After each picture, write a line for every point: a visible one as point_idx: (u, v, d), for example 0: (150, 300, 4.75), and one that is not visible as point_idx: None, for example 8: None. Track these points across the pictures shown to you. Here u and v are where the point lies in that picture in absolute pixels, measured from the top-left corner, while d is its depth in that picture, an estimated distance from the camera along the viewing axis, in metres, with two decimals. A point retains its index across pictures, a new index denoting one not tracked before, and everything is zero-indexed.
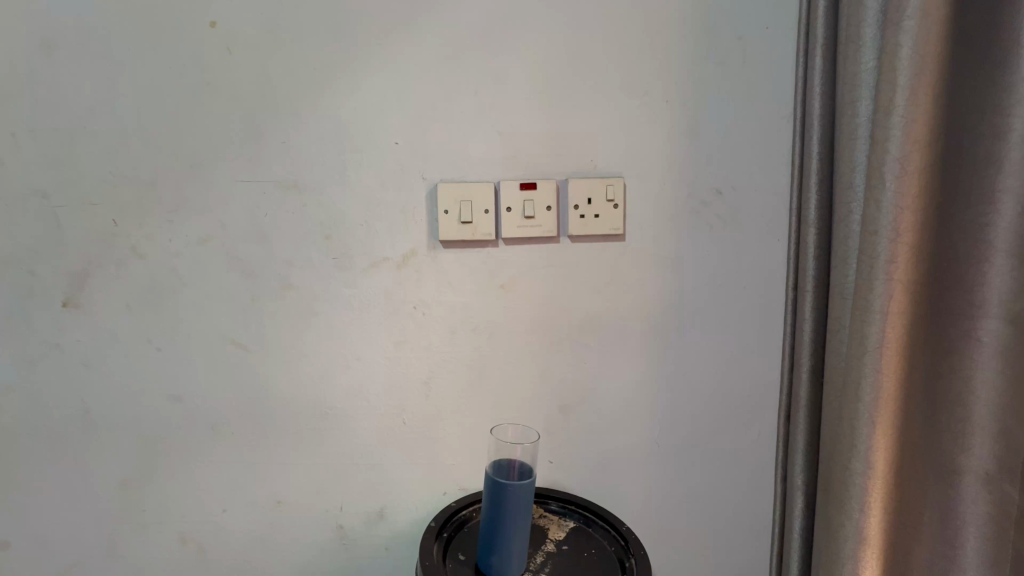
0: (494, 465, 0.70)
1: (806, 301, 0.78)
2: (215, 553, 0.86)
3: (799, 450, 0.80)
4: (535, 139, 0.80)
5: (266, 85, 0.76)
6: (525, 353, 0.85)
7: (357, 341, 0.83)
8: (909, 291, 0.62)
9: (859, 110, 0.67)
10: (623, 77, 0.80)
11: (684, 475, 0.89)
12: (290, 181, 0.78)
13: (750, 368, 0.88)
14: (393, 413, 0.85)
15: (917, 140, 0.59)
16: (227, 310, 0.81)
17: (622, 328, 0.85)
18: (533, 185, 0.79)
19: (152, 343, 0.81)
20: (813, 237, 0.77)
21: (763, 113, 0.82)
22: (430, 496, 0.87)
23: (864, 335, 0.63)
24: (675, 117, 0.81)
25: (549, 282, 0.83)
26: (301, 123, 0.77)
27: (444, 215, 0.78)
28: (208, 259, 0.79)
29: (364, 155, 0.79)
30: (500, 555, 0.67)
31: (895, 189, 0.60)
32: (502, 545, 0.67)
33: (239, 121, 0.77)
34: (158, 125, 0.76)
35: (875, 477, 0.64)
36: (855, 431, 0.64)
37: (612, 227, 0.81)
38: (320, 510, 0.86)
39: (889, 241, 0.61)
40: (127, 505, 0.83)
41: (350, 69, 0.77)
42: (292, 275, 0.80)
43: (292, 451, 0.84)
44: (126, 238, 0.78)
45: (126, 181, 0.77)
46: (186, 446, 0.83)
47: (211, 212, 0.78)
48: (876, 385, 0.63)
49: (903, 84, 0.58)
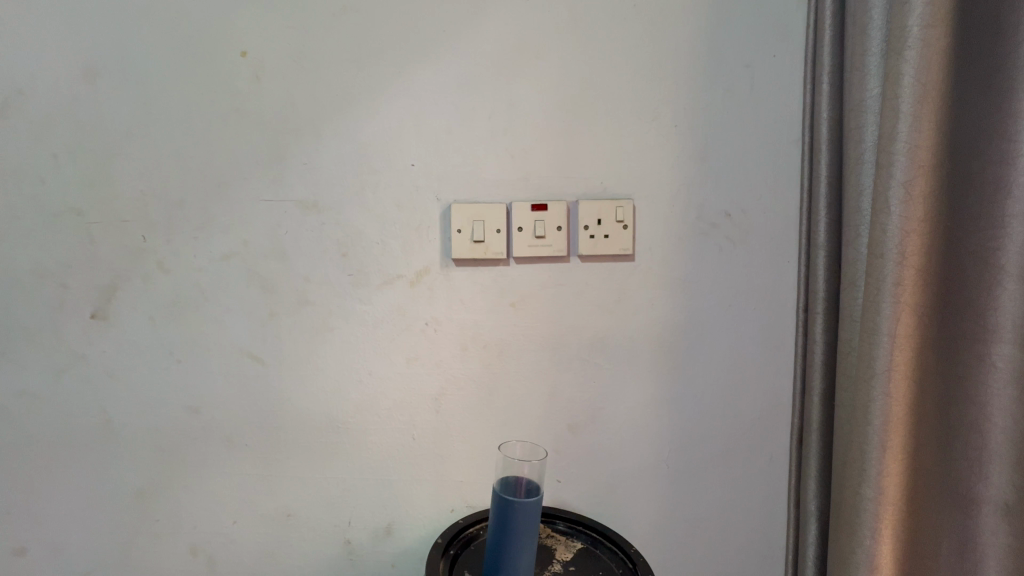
0: (501, 482, 0.70)
1: (817, 322, 0.78)
2: (224, 565, 0.87)
3: (811, 475, 0.79)
4: (547, 162, 0.82)
5: (291, 110, 0.80)
6: (534, 370, 0.85)
7: (370, 356, 0.84)
8: (917, 314, 0.60)
9: (864, 136, 0.67)
10: (633, 103, 0.82)
11: (694, 498, 0.88)
12: (310, 201, 0.82)
13: (761, 390, 0.87)
14: (404, 427, 0.86)
15: (921, 164, 0.57)
16: (247, 323, 0.83)
17: (631, 348, 0.85)
18: (544, 207, 0.81)
19: (173, 354, 0.83)
20: (823, 257, 0.77)
21: (771, 139, 0.83)
22: (437, 513, 0.88)
23: (871, 359, 0.61)
24: (683, 141, 0.83)
25: (559, 300, 0.84)
26: (322, 146, 0.81)
27: (458, 235, 0.81)
28: (231, 275, 0.82)
29: (380, 176, 0.82)
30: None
31: (901, 212, 0.58)
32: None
33: (264, 144, 0.81)
34: (188, 148, 0.80)
35: (887, 503, 0.61)
36: (864, 457, 0.62)
37: (622, 248, 0.82)
38: (329, 524, 0.87)
39: (895, 264, 0.59)
40: (143, 513, 0.85)
41: (371, 96, 0.81)
42: (309, 291, 0.83)
43: (304, 464, 0.86)
44: (153, 254, 0.81)
45: (156, 200, 0.81)
46: (202, 456, 0.85)
47: (235, 230, 0.82)
48: (886, 409, 0.60)
49: (906, 111, 0.57)
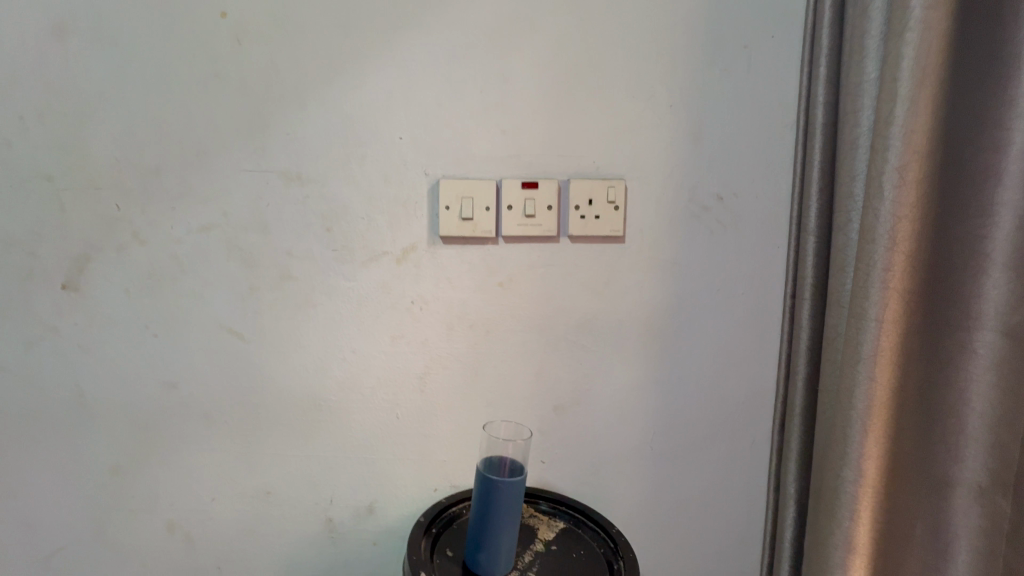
0: (484, 462, 0.70)
1: (803, 308, 0.78)
2: (203, 542, 0.86)
3: (792, 459, 0.80)
4: (539, 139, 0.81)
5: (274, 77, 0.77)
6: (521, 351, 0.85)
7: (354, 334, 0.83)
8: (904, 299, 0.59)
9: (860, 120, 0.66)
10: (628, 81, 0.80)
11: (676, 480, 0.89)
12: (293, 173, 0.79)
13: (746, 375, 0.87)
14: (387, 406, 0.85)
15: (917, 150, 0.56)
16: (226, 298, 0.81)
17: (618, 331, 0.85)
18: (535, 185, 0.80)
19: (150, 328, 0.81)
20: (812, 244, 0.76)
21: (765, 122, 0.82)
22: (420, 492, 0.87)
23: (858, 342, 0.61)
24: (677, 122, 0.81)
25: (547, 281, 0.83)
26: (306, 116, 0.78)
27: (446, 212, 0.79)
28: (210, 247, 0.80)
29: (367, 149, 0.79)
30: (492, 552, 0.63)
31: (893, 198, 0.58)
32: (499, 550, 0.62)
33: (245, 111, 0.78)
34: (165, 113, 0.77)
35: (867, 485, 0.62)
36: (846, 439, 0.62)
37: (612, 230, 0.81)
38: (310, 502, 0.86)
39: (885, 250, 0.58)
40: (118, 490, 0.83)
41: (358, 64, 0.78)
42: (292, 267, 0.81)
43: (284, 441, 0.84)
44: (128, 224, 0.78)
45: (131, 167, 0.77)
46: (180, 432, 0.83)
47: (214, 201, 0.79)
48: (869, 393, 0.60)
49: (904, 95, 0.56)
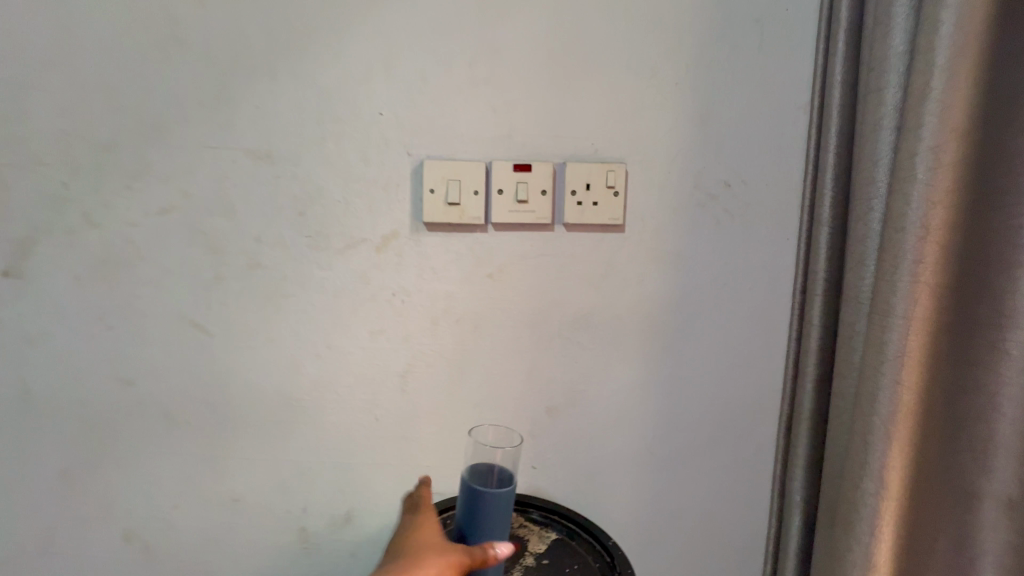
0: (469, 470, 0.64)
1: (815, 305, 0.72)
2: (164, 553, 0.79)
3: (799, 466, 0.75)
4: (532, 118, 0.74)
5: (241, 44, 0.70)
6: (511, 348, 0.78)
7: (330, 328, 0.76)
8: (935, 294, 0.54)
9: (886, 99, 0.59)
10: (630, 55, 0.74)
11: (676, 487, 0.84)
12: (263, 151, 0.72)
13: (750, 375, 0.82)
14: (366, 408, 0.78)
15: (955, 127, 0.51)
16: (189, 288, 0.74)
17: (617, 328, 0.79)
18: (528, 167, 0.73)
19: (103, 320, 0.73)
20: (825, 235, 0.71)
21: (776, 103, 0.76)
22: (402, 500, 0.81)
23: (882, 342, 0.55)
24: (683, 102, 0.75)
25: (540, 273, 0.77)
26: (277, 87, 0.71)
27: (430, 195, 0.72)
28: (171, 232, 0.72)
29: (344, 125, 0.72)
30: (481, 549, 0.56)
31: (927, 181, 0.52)
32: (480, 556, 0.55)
33: (209, 81, 0.70)
34: (117, 81, 0.69)
35: (888, 498, 0.56)
36: (867, 448, 0.56)
37: (611, 218, 0.75)
38: (282, 510, 0.79)
39: (916, 239, 0.53)
40: (69, 496, 0.76)
41: (334, 31, 0.70)
42: (260, 254, 0.74)
43: (254, 444, 0.78)
44: (76, 204, 0.71)
45: (80, 142, 0.70)
46: (138, 434, 0.76)
47: (175, 181, 0.71)
48: (894, 397, 0.55)
49: (941, 65, 0.50)
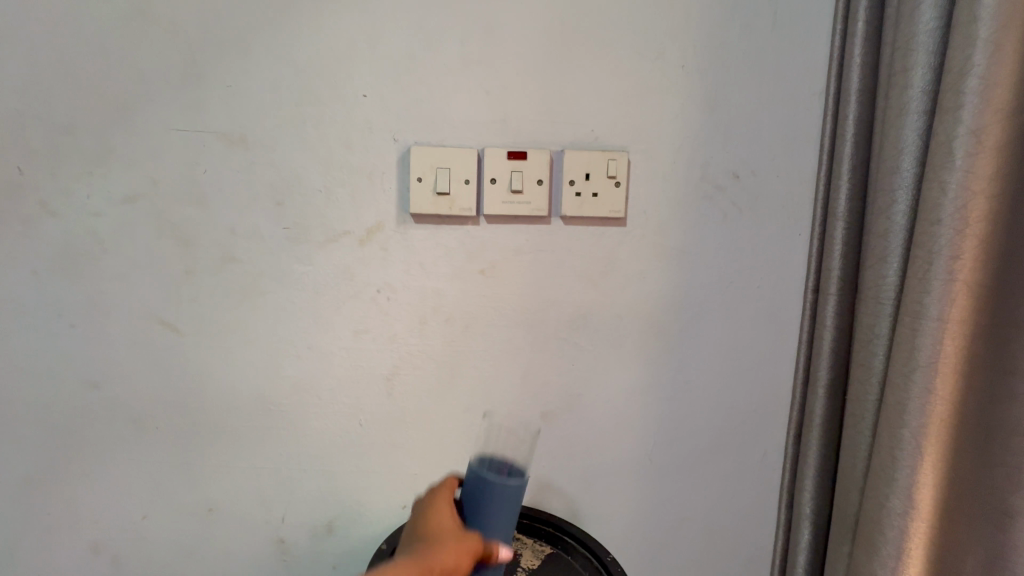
0: (479, 458, 0.55)
1: (828, 304, 0.67)
2: (132, 566, 0.74)
3: (809, 477, 0.70)
4: (528, 102, 0.69)
5: (212, 18, 0.64)
6: (505, 349, 0.73)
7: (310, 327, 0.71)
8: (972, 295, 0.49)
9: (913, 79, 0.54)
10: (633, 35, 0.69)
11: (678, 496, 0.79)
12: (236, 135, 0.66)
13: (757, 379, 0.77)
14: (349, 412, 0.73)
15: (998, 110, 0.46)
16: (157, 282, 0.69)
17: (617, 328, 0.74)
18: (523, 155, 0.68)
19: (65, 317, 0.68)
20: (840, 230, 0.66)
21: (789, 89, 0.71)
22: (387, 510, 0.76)
23: (913, 348, 0.51)
24: (689, 86, 0.70)
25: (536, 269, 0.72)
26: (251, 66, 0.65)
27: (418, 184, 0.67)
28: (137, 222, 0.67)
29: (325, 108, 0.67)
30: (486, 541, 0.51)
31: (965, 170, 0.47)
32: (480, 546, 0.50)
33: (178, 58, 0.65)
34: (77, 57, 0.64)
35: (916, 517, 0.52)
36: (895, 463, 0.52)
37: (612, 210, 0.70)
38: (259, 521, 0.74)
39: (953, 233, 0.48)
40: (29, 506, 0.71)
41: (314, 5, 0.65)
42: (234, 246, 0.68)
43: (228, 451, 0.73)
44: (33, 191, 0.65)
45: (37, 123, 0.64)
46: (103, 439, 0.71)
47: (141, 166, 0.66)
48: (926, 407, 0.50)
49: (984, 39, 0.45)
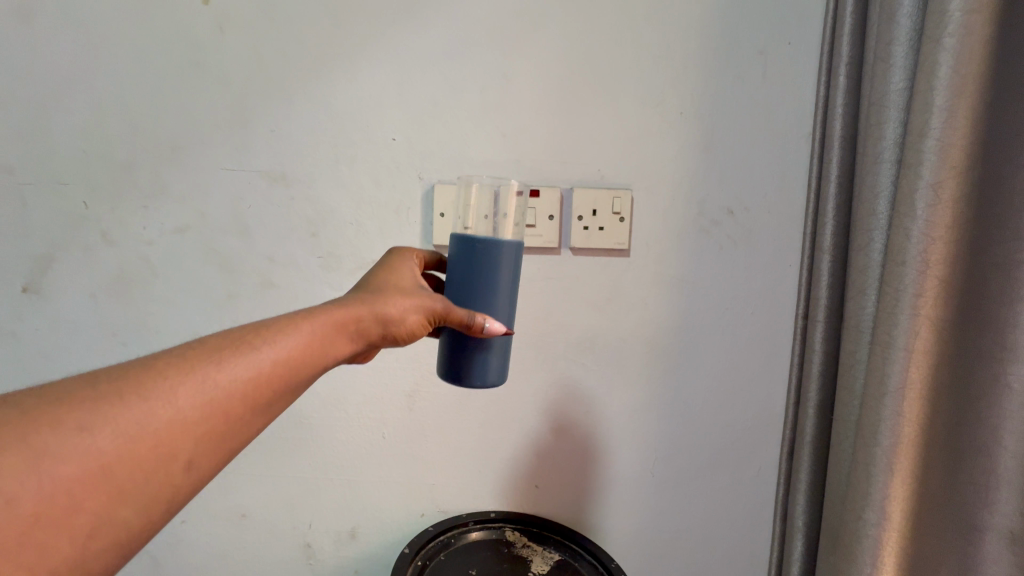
0: (459, 241, 0.54)
1: (816, 330, 0.73)
2: (169, 567, 0.80)
3: (801, 491, 0.76)
4: (541, 145, 0.76)
5: (258, 70, 0.72)
6: (517, 369, 0.80)
7: None
8: (936, 328, 0.55)
9: (886, 132, 0.61)
10: (636, 85, 0.76)
11: (678, 508, 0.84)
12: (277, 173, 0.74)
13: (753, 398, 0.83)
14: (373, 425, 0.79)
15: (954, 166, 0.52)
16: (202, 305, 0.75)
17: (621, 349, 0.80)
18: (535, 193, 0.75)
19: (117, 336, 0.75)
20: (826, 263, 0.72)
21: (779, 134, 0.78)
22: (406, 517, 0.82)
23: (884, 374, 0.56)
24: (687, 131, 0.77)
25: (546, 295, 0.78)
26: (292, 112, 0.73)
27: (441, 219, 0.74)
28: (186, 250, 0.74)
29: (358, 149, 0.74)
30: (450, 307, 0.52)
31: (926, 218, 0.53)
32: (443, 312, 0.51)
33: (227, 105, 0.72)
34: (138, 104, 0.71)
35: (890, 528, 0.57)
36: (869, 478, 0.57)
37: (617, 242, 0.76)
38: (287, 525, 0.80)
39: (917, 273, 0.54)
40: None
41: (350, 59, 0.73)
42: (272, 273, 0.75)
43: (260, 460, 0.78)
44: (94, 223, 0.72)
45: (100, 162, 0.72)
46: None
47: (191, 201, 0.73)
48: (896, 428, 0.56)
49: (940, 105, 0.52)
